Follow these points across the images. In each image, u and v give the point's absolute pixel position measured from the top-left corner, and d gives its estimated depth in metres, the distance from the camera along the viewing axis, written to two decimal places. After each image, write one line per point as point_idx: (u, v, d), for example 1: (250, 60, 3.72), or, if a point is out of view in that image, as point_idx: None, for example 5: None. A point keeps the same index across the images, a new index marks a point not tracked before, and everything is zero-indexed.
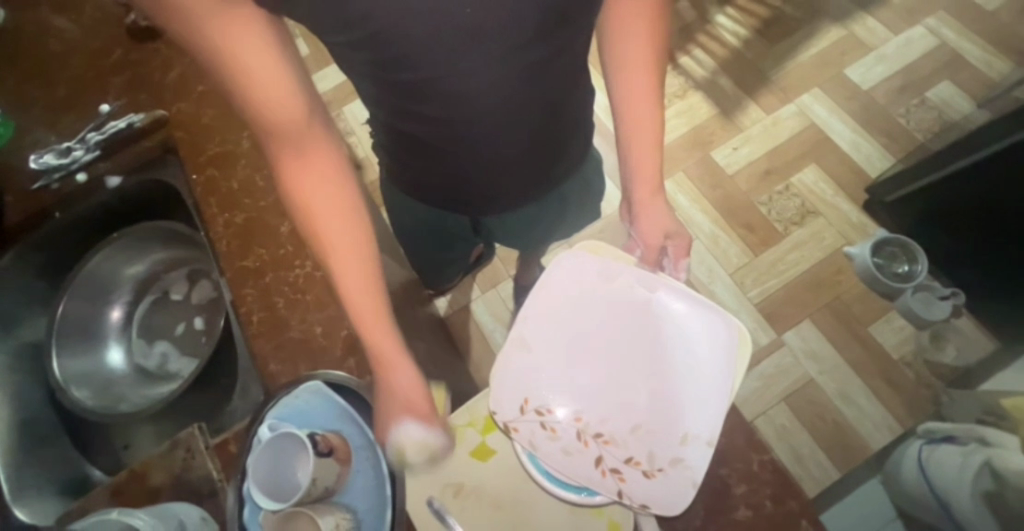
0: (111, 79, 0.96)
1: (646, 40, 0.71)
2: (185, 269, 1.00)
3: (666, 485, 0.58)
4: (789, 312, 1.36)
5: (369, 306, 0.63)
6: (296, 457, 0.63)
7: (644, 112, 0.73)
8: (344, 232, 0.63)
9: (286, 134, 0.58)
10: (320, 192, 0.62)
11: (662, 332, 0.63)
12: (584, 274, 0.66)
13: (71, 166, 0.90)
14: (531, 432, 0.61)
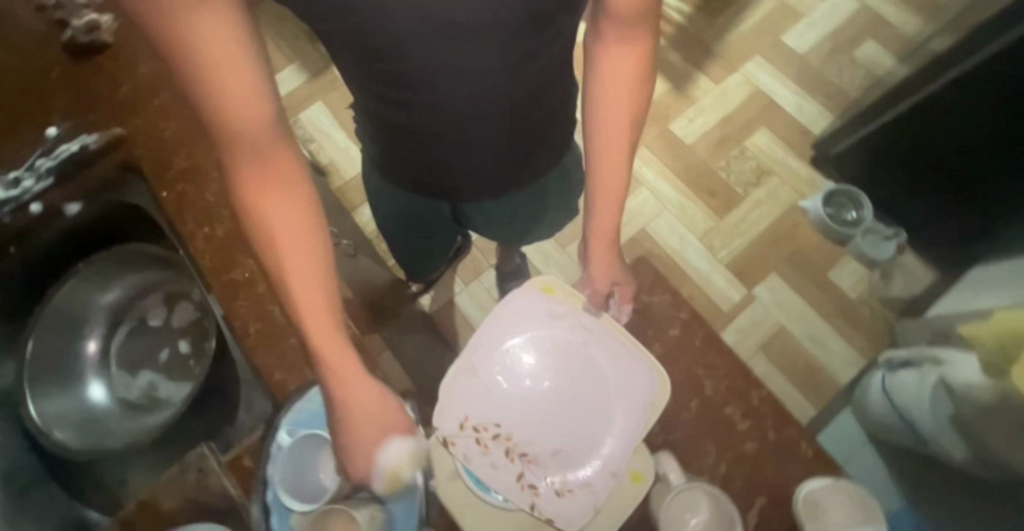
0: (52, 102, 0.90)
1: (631, 95, 0.69)
2: (160, 294, 0.93)
3: (572, 504, 0.64)
4: (757, 268, 1.46)
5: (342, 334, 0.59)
6: (321, 457, 0.64)
7: (619, 163, 0.71)
8: (296, 238, 0.58)
9: (233, 117, 0.51)
10: (269, 184, 0.57)
11: (589, 361, 0.69)
12: (533, 309, 0.72)
13: (21, 196, 0.84)
14: (466, 445, 0.66)
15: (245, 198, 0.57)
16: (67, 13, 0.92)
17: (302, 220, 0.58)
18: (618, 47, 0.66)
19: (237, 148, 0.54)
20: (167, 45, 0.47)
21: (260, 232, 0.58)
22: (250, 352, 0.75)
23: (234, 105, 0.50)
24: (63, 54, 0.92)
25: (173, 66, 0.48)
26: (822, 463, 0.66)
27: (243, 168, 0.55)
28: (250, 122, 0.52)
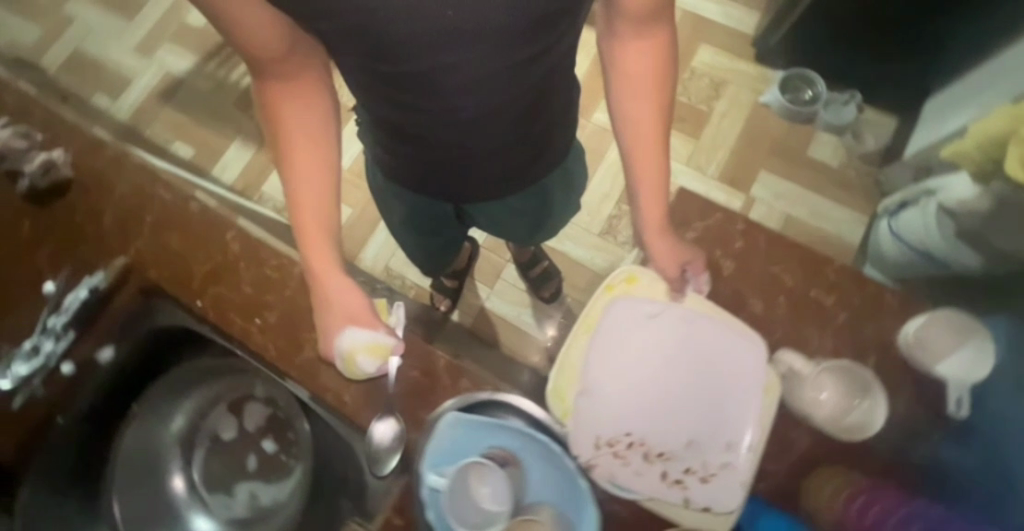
0: (36, 256, 0.84)
1: (653, 81, 0.71)
2: (224, 404, 0.88)
3: (721, 488, 0.63)
4: (746, 171, 1.52)
5: (318, 223, 0.74)
6: (478, 483, 0.63)
7: (651, 146, 0.73)
8: (303, 118, 0.74)
9: (253, 41, 0.66)
10: (289, 90, 0.72)
11: (687, 346, 0.69)
12: (634, 311, 0.71)
13: (48, 362, 0.79)
14: (608, 463, 0.64)
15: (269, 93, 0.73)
16: (15, 162, 0.87)
17: (320, 120, 0.75)
18: (636, 36, 0.68)
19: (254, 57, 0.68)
20: (234, 28, 0.64)
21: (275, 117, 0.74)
22: (353, 417, 0.73)
23: (246, 25, 0.64)
24: (26, 205, 0.86)
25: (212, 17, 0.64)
26: (914, 306, 0.70)
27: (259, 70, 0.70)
28: (260, 43, 0.66)
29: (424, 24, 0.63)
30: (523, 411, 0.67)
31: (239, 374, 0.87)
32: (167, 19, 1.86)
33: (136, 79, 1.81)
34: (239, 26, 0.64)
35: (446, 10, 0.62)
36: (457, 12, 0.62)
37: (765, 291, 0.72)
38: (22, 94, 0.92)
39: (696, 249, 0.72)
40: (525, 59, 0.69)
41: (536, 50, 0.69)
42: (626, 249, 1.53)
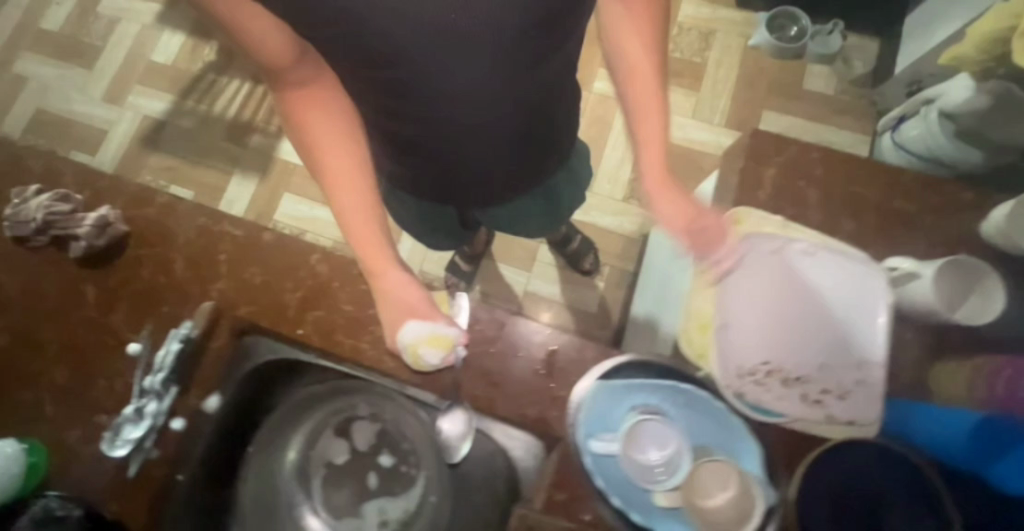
0: (111, 318, 0.82)
1: (654, 40, 0.69)
2: (329, 427, 0.73)
3: (855, 405, 0.64)
4: (750, 112, 1.57)
5: (364, 217, 0.75)
6: (644, 443, 0.66)
7: (653, 100, 0.70)
8: (325, 119, 0.76)
9: (271, 55, 0.69)
10: (309, 93, 0.75)
11: (812, 273, 0.68)
12: (754, 244, 0.69)
13: (157, 422, 0.76)
14: (751, 390, 0.66)
15: (291, 95, 0.75)
16: (61, 226, 0.83)
17: (346, 119, 0.77)
18: (629, 1, 0.67)
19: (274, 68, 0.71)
20: (244, 39, 0.68)
21: (299, 117, 0.75)
22: (487, 409, 0.74)
23: (261, 42, 0.68)
24: (86, 268, 0.83)
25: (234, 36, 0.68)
26: (987, 197, 0.75)
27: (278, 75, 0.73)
28: (274, 53, 0.69)
29: (424, 25, 0.63)
30: (665, 367, 0.67)
31: (339, 387, 0.76)
32: (131, 62, 1.77)
33: (112, 130, 1.72)
34: (244, 31, 0.67)
35: (450, 13, 0.62)
36: (461, 14, 0.62)
37: (857, 207, 0.75)
38: (52, 158, 0.89)
39: (784, 185, 0.76)
40: (529, 62, 0.69)
41: (535, 57, 0.69)
42: (652, 209, 1.54)
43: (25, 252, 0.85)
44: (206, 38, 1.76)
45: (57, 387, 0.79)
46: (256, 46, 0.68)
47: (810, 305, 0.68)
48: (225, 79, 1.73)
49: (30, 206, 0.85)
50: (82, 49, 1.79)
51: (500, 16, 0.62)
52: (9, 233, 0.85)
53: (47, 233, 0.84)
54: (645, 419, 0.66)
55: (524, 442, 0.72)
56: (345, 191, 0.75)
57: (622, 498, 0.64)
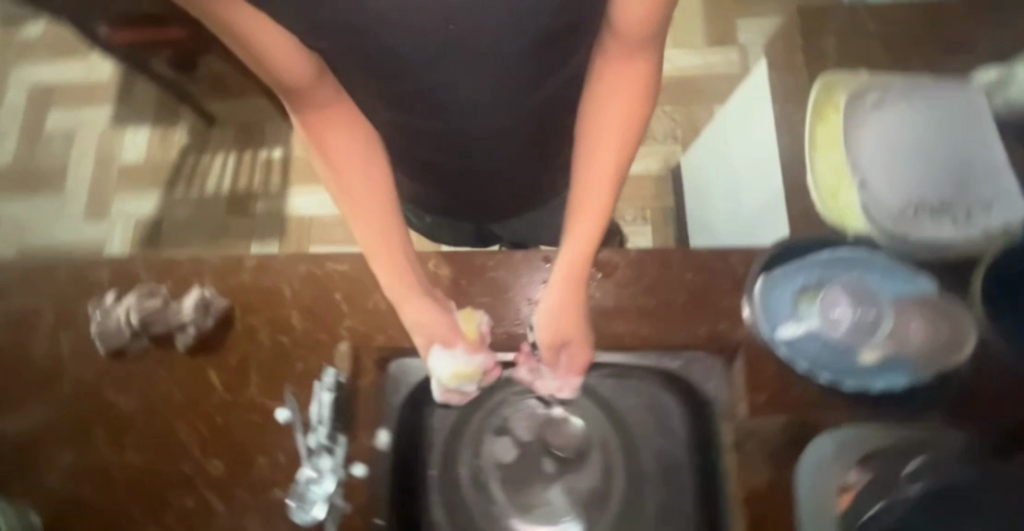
0: (246, 394, 0.78)
1: (635, 100, 0.68)
2: (489, 433, 0.78)
3: (1005, 210, 0.66)
4: (728, 23, 1.59)
5: (396, 251, 0.73)
6: (843, 311, 0.66)
7: (596, 168, 0.71)
8: (348, 149, 0.70)
9: (289, 82, 0.63)
10: (331, 117, 0.68)
11: (914, 107, 0.70)
12: (853, 99, 0.71)
13: (339, 474, 0.73)
14: (911, 227, 0.67)
15: (312, 120, 0.68)
16: (161, 321, 0.79)
17: (366, 146, 0.71)
18: (622, 57, 0.66)
19: (294, 98, 0.66)
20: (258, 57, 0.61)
21: (321, 148, 0.70)
22: (657, 342, 0.74)
23: (281, 66, 0.61)
24: (201, 354, 0.80)
25: (248, 52, 0.61)
26: None
27: (299, 100, 0.66)
28: (293, 78, 0.63)
29: (429, 38, 0.59)
30: (816, 242, 0.70)
31: (484, 392, 0.79)
32: (102, 171, 1.67)
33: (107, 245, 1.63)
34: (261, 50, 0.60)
35: (448, 25, 0.58)
36: (462, 27, 0.58)
37: (929, 36, 0.76)
38: (118, 261, 0.84)
39: (855, 40, 0.77)
40: (535, 75, 0.66)
41: (545, 74, 0.66)
42: (669, 142, 1.53)
43: (130, 362, 0.81)
44: (171, 122, 1.68)
45: (219, 479, 0.76)
46: (277, 72, 0.62)
47: (927, 136, 0.69)
48: (206, 156, 1.65)
49: (115, 313, 0.80)
50: (45, 174, 1.69)
51: (503, 29, 0.59)
52: (103, 347, 0.81)
53: (146, 333, 0.80)
54: (826, 289, 0.67)
55: (704, 361, 0.73)
56: (368, 233, 0.72)
57: (829, 371, 0.66)
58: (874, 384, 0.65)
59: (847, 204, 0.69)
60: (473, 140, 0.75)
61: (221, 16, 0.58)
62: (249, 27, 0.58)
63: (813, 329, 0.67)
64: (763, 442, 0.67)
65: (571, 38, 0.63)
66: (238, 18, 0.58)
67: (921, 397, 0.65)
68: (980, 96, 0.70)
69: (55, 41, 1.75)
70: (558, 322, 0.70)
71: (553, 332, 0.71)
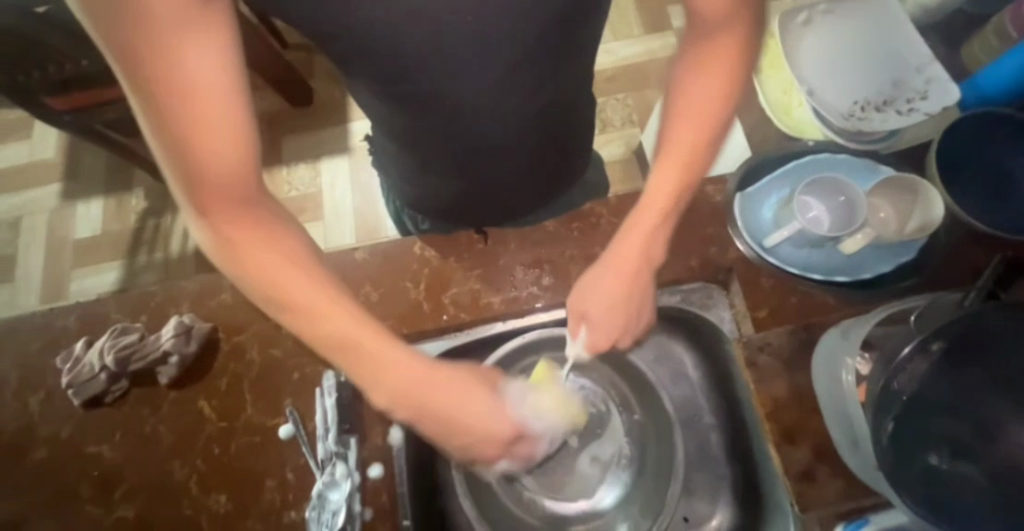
0: (243, 417, 0.74)
1: (728, 80, 0.63)
2: None
3: (938, 94, 0.71)
4: (659, 13, 1.69)
5: (363, 367, 0.59)
6: (817, 213, 0.71)
7: (681, 150, 0.64)
8: (269, 249, 0.58)
9: (209, 155, 0.51)
10: (243, 211, 0.56)
11: (838, 22, 0.77)
12: (784, 21, 0.78)
13: (355, 478, 0.68)
14: (857, 123, 0.73)
15: (222, 216, 0.55)
16: (139, 356, 0.74)
17: (287, 262, 0.58)
18: (707, 37, 0.62)
19: (207, 182, 0.52)
20: (161, 101, 0.47)
21: (231, 246, 0.57)
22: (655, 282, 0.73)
23: (202, 122, 0.49)
24: (189, 385, 0.75)
25: (156, 97, 0.47)
26: None
27: (202, 189, 0.53)
28: (215, 147, 0.50)
29: (440, 34, 0.52)
30: (778, 157, 0.74)
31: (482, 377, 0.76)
32: (56, 251, 1.60)
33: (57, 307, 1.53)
34: (177, 83, 0.47)
35: (466, 17, 0.51)
36: (478, 17, 0.52)
37: None
38: (86, 306, 0.79)
39: None
40: (550, 67, 0.60)
41: (553, 69, 0.61)
42: (627, 126, 1.59)
43: (109, 407, 0.75)
44: (126, 190, 1.64)
45: (225, 514, 0.70)
46: (196, 135, 0.49)
47: (853, 48, 0.77)
48: (168, 217, 1.61)
49: (87, 359, 0.74)
50: None
51: (528, 14, 0.53)
52: (77, 399, 0.74)
53: (125, 374, 0.74)
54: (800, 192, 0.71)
55: (701, 292, 0.73)
56: (331, 342, 0.58)
57: (819, 271, 0.70)
58: (863, 275, 0.69)
59: (802, 121, 0.76)
60: (486, 144, 0.68)
61: (154, 54, 0.46)
62: (177, 71, 0.47)
63: (800, 228, 0.69)
64: (777, 352, 0.66)
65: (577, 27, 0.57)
66: (168, 60, 0.46)
67: (905, 282, 0.69)
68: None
69: None
70: (592, 294, 0.65)
71: (580, 297, 0.66)
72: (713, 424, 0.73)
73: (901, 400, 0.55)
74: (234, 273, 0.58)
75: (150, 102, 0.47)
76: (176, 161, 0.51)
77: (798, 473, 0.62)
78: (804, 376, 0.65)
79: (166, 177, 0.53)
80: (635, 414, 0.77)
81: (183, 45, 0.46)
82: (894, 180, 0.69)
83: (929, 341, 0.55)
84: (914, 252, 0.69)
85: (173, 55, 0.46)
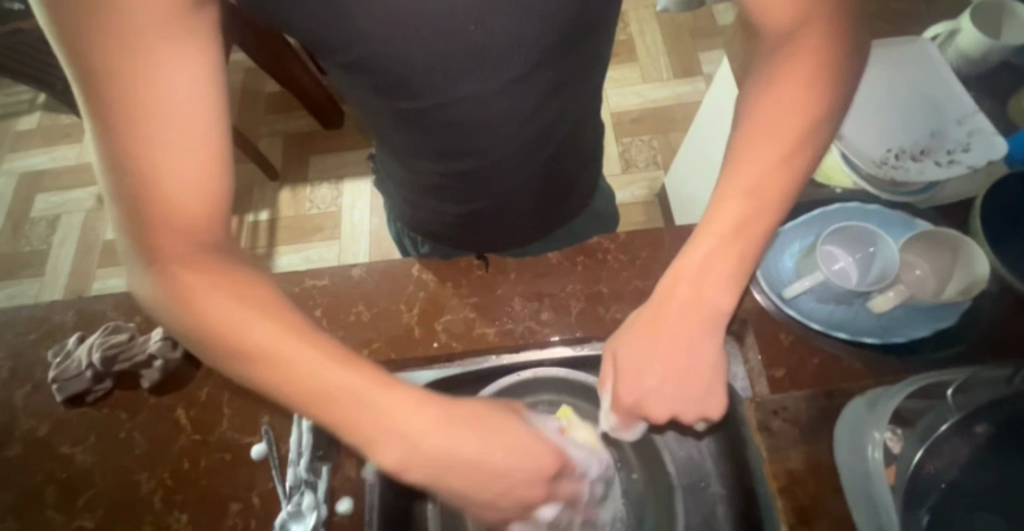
0: (217, 431, 0.70)
1: (808, 95, 0.56)
2: None
3: (983, 148, 0.67)
4: (690, 60, 1.69)
5: (337, 413, 0.49)
6: (847, 269, 0.66)
7: (771, 169, 0.56)
8: (230, 300, 0.49)
9: (169, 191, 0.47)
10: (197, 239, 0.49)
11: (873, 68, 0.74)
12: None
13: (322, 511, 0.63)
14: (897, 171, 0.68)
15: (171, 245, 0.48)
16: (125, 358, 0.72)
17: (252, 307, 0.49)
18: (786, 53, 0.57)
19: (161, 202, 0.47)
20: (134, 116, 0.45)
21: (200, 267, 0.49)
22: None
23: (168, 133, 0.46)
24: (170, 392, 0.73)
25: (132, 117, 0.45)
26: None
27: (159, 206, 0.47)
28: (178, 174, 0.47)
29: (448, 48, 0.52)
30: (803, 201, 0.70)
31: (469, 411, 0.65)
32: (86, 249, 1.66)
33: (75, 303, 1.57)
34: (161, 99, 0.45)
35: (470, 27, 0.50)
36: (483, 29, 0.51)
37: (874, 18, 0.81)
38: (86, 302, 0.79)
39: None
40: (552, 86, 0.59)
41: (555, 88, 0.60)
42: (652, 169, 1.57)
43: (88, 409, 0.73)
44: None
45: None
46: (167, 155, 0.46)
47: (888, 93, 0.73)
48: None
49: (76, 355, 0.73)
50: (27, 259, 1.66)
51: (531, 29, 0.52)
52: (59, 396, 0.72)
53: (109, 374, 0.73)
54: (825, 243, 0.66)
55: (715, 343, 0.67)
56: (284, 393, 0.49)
57: (846, 329, 0.64)
58: (896, 338, 0.62)
59: (830, 163, 0.73)
60: (490, 164, 0.66)
61: (131, 65, 0.44)
62: (155, 91, 0.45)
63: (824, 279, 0.63)
64: (794, 418, 0.59)
65: (579, 47, 0.56)
66: (140, 78, 0.44)
67: (947, 349, 0.62)
68: (935, 47, 0.73)
69: (48, 131, 1.82)
70: (648, 347, 0.55)
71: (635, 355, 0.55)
72: (722, 494, 0.62)
73: (936, 487, 0.49)
74: (155, 298, 0.50)
75: (128, 123, 0.45)
76: (125, 178, 0.46)
77: None
78: (826, 447, 0.57)
79: (110, 190, 0.47)
80: (633, 474, 0.65)
81: (156, 62, 0.44)
82: (933, 234, 0.63)
83: (973, 423, 0.49)
84: (956, 317, 0.62)
85: (155, 76, 0.45)
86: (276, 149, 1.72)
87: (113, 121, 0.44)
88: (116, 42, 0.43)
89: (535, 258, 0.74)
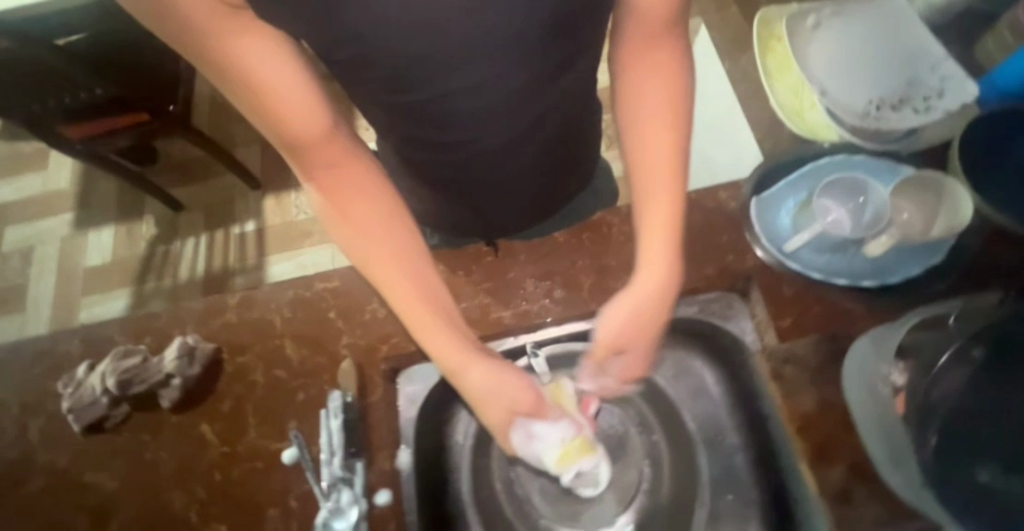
0: (245, 442, 0.71)
1: (674, 79, 0.64)
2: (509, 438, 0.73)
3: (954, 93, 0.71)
4: None
5: (436, 326, 0.62)
6: (841, 219, 0.69)
7: (654, 154, 0.65)
8: (363, 201, 0.63)
9: (306, 142, 0.57)
10: (341, 169, 0.61)
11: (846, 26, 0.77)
12: (794, 24, 0.77)
13: (362, 504, 0.62)
14: (879, 122, 0.72)
15: (322, 179, 0.61)
16: (141, 379, 0.71)
17: (386, 205, 0.64)
18: (648, 47, 0.63)
19: (306, 155, 0.59)
20: (252, 97, 0.53)
21: (340, 212, 0.62)
22: None
23: (283, 105, 0.53)
24: (192, 409, 0.73)
25: (252, 100, 0.53)
26: None
27: (306, 155, 0.59)
28: (304, 130, 0.56)
29: (436, 40, 0.52)
30: (792, 159, 0.74)
31: None
32: (67, 278, 1.61)
33: None
34: (262, 79, 0.52)
35: (463, 19, 0.51)
36: (477, 20, 0.51)
37: None
38: (89, 329, 0.77)
39: None
40: (549, 67, 0.60)
41: (551, 70, 0.60)
42: None
43: (109, 435, 0.72)
44: (138, 217, 1.66)
45: None
46: (290, 122, 0.55)
47: (861, 48, 0.76)
48: (177, 243, 1.62)
49: (89, 382, 0.72)
50: (6, 295, 1.60)
51: (526, 14, 0.52)
52: (78, 425, 0.71)
53: (126, 399, 0.72)
54: (818, 196, 0.70)
55: (723, 302, 0.69)
56: (404, 301, 0.62)
57: (844, 276, 0.67)
58: (891, 279, 0.66)
59: (814, 122, 0.75)
60: (490, 150, 0.67)
61: (223, 61, 0.51)
62: (257, 77, 0.52)
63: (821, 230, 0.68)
64: (805, 364, 0.62)
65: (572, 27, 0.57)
66: (242, 69, 0.51)
67: (938, 284, 0.66)
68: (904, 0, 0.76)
69: (9, 161, 1.74)
70: (628, 327, 0.63)
71: (617, 333, 0.63)
72: (739, 444, 0.67)
73: (942, 410, 0.54)
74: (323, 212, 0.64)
75: (254, 106, 0.54)
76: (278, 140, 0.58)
77: (835, 494, 0.57)
78: (837, 387, 0.60)
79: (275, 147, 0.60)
80: (654, 435, 0.70)
81: (244, 49, 0.50)
82: (915, 179, 0.67)
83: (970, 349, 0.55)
84: (944, 253, 0.66)
85: (248, 64, 0.51)
86: (254, 157, 1.68)
87: (245, 105, 0.54)
88: (209, 42, 0.49)
89: (542, 238, 0.76)
